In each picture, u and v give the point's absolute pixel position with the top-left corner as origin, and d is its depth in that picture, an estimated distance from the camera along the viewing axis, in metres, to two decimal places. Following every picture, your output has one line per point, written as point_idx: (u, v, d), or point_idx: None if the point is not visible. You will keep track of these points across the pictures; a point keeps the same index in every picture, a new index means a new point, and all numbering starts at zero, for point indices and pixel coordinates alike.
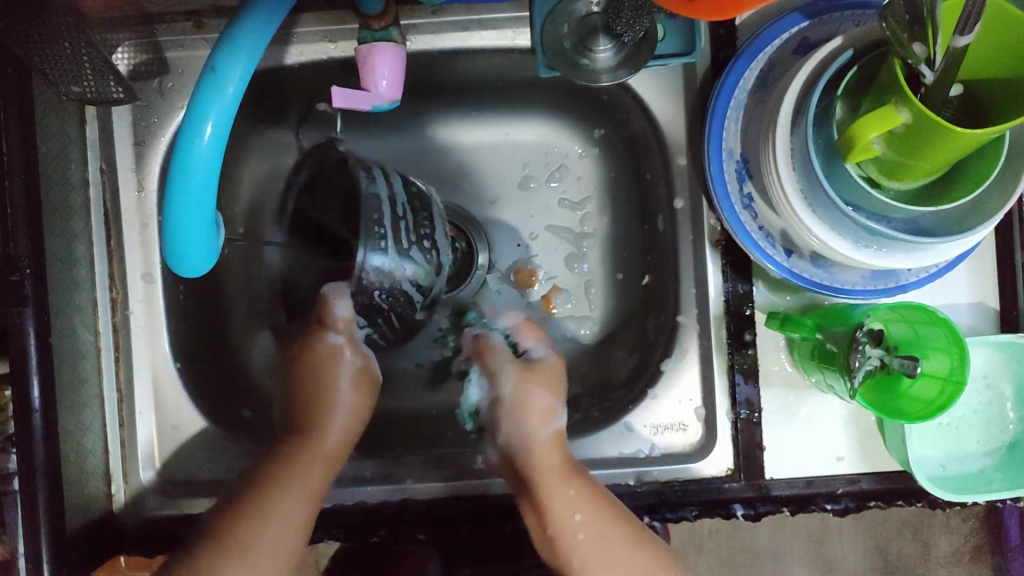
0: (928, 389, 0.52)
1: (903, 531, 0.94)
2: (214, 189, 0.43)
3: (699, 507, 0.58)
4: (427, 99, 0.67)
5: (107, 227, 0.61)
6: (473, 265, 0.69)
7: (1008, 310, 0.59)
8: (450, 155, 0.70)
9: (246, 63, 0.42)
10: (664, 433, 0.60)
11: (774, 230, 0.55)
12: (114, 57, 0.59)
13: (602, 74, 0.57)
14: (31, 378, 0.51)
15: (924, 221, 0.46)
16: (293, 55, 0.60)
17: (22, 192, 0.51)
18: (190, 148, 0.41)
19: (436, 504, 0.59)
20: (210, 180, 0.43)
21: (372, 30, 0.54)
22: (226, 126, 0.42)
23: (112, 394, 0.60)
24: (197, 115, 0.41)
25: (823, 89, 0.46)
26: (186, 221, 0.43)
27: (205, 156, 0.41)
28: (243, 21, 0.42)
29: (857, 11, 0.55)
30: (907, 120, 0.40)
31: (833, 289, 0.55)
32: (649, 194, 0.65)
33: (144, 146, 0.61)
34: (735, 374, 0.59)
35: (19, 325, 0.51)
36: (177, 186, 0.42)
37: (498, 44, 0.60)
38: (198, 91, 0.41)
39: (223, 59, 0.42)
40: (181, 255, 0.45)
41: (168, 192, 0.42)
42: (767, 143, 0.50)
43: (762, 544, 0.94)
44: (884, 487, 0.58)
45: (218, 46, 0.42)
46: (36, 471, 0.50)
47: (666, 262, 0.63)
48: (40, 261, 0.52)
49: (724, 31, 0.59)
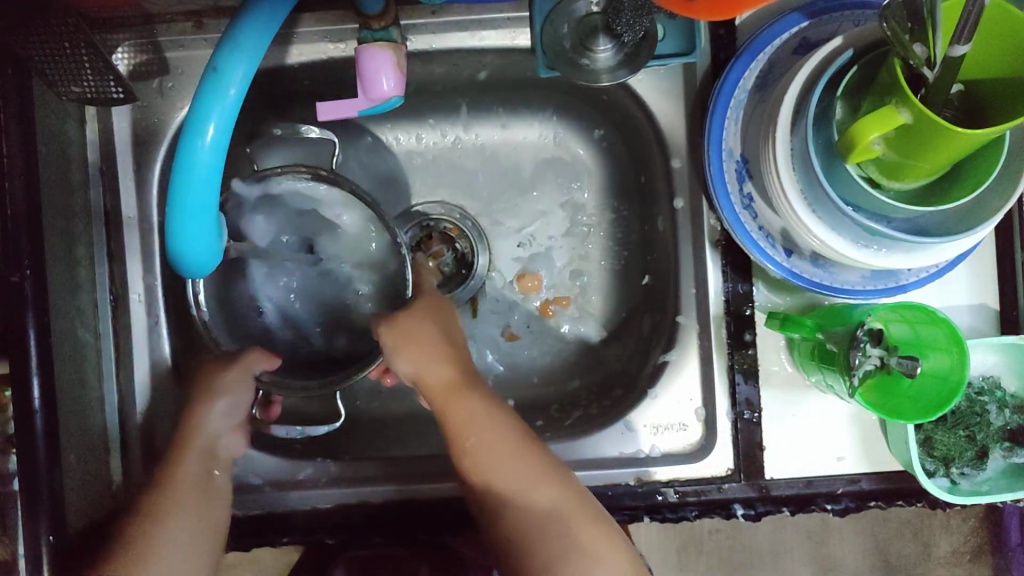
0: (929, 389, 0.52)
1: (903, 531, 0.94)
2: (215, 191, 0.43)
3: (699, 508, 0.59)
4: (426, 99, 0.67)
5: (108, 228, 0.61)
6: (473, 266, 0.70)
7: (1008, 310, 0.59)
8: (451, 155, 0.70)
9: (247, 64, 0.42)
10: (664, 434, 0.60)
11: (774, 230, 0.55)
12: (114, 57, 0.59)
13: (602, 74, 0.57)
14: (31, 379, 0.50)
15: (924, 221, 0.46)
16: (293, 55, 0.60)
17: (21, 192, 0.51)
18: (191, 150, 0.41)
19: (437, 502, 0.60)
20: (212, 182, 0.43)
21: (372, 30, 0.54)
22: (227, 128, 0.42)
23: (112, 394, 0.60)
24: (198, 116, 0.41)
25: (823, 88, 0.46)
26: (188, 220, 0.43)
27: (206, 156, 0.42)
28: (243, 22, 0.42)
29: (857, 11, 0.55)
30: (907, 120, 0.40)
31: (833, 289, 0.55)
32: (649, 195, 0.65)
33: (145, 146, 0.60)
34: (735, 374, 0.59)
35: (20, 327, 0.50)
36: (179, 187, 0.42)
37: (498, 45, 0.60)
38: (199, 91, 0.41)
39: (224, 59, 0.42)
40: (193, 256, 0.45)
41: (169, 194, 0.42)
42: (767, 144, 0.50)
43: (762, 543, 0.94)
44: (884, 487, 0.58)
45: (218, 47, 0.42)
46: (39, 472, 0.50)
47: (667, 262, 0.63)
48: (40, 263, 0.52)
49: (724, 31, 0.59)
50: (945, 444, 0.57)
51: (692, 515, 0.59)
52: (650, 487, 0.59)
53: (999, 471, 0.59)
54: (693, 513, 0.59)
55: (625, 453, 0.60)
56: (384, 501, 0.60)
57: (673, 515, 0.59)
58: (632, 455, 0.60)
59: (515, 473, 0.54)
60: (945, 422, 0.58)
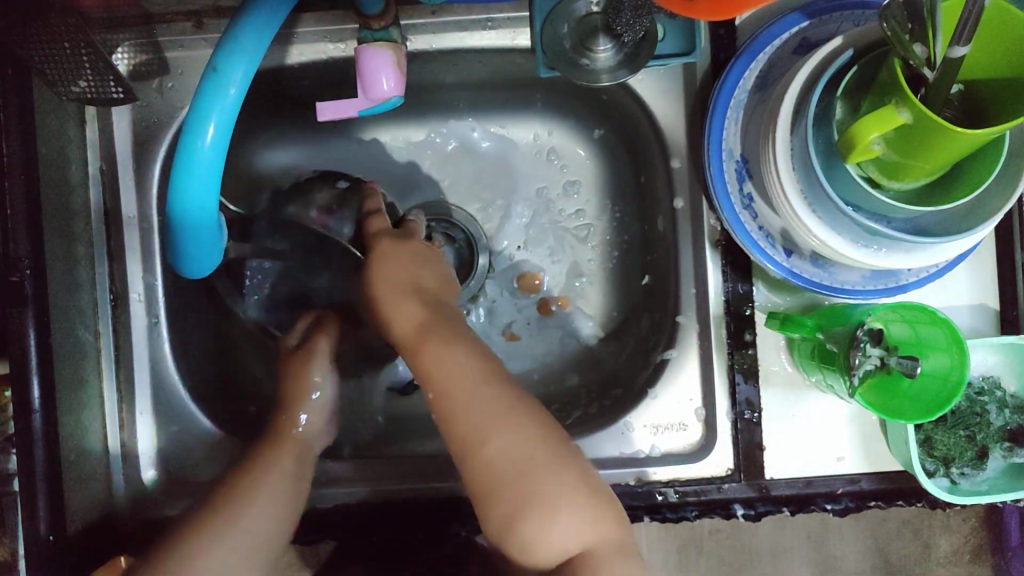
0: (928, 389, 0.52)
1: (903, 531, 0.94)
2: (214, 191, 0.43)
3: (699, 508, 0.58)
4: (425, 98, 0.67)
5: (108, 228, 0.61)
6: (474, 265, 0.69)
7: (1008, 310, 0.59)
8: (449, 155, 0.71)
9: (247, 63, 0.42)
10: (664, 433, 0.60)
11: (774, 230, 0.55)
12: (114, 57, 0.59)
13: (602, 74, 0.57)
14: (31, 378, 0.50)
15: (924, 221, 0.46)
16: (293, 55, 0.60)
17: (21, 192, 0.51)
18: (191, 150, 0.41)
19: (436, 504, 0.60)
20: (213, 182, 0.43)
21: (372, 30, 0.54)
22: (227, 128, 0.42)
23: (112, 394, 0.60)
24: (199, 116, 0.41)
25: (823, 88, 0.46)
26: (190, 221, 0.43)
27: (207, 156, 0.42)
28: (243, 21, 0.42)
29: (857, 11, 0.55)
30: (907, 120, 0.40)
31: (833, 289, 0.55)
32: (650, 195, 0.65)
33: (145, 146, 0.60)
34: (735, 374, 0.59)
35: (20, 326, 0.50)
36: (180, 188, 0.42)
37: (498, 45, 0.60)
38: (200, 91, 0.41)
39: (224, 59, 0.42)
40: (194, 256, 0.46)
41: (170, 195, 0.42)
42: (767, 144, 0.50)
43: (762, 543, 0.94)
44: (884, 487, 0.58)
45: (218, 46, 0.42)
46: (39, 472, 0.50)
47: (667, 262, 0.63)
48: (40, 262, 0.52)
49: (724, 31, 0.59)
50: (945, 444, 0.57)
51: (691, 515, 0.58)
52: (649, 487, 0.59)
53: (999, 471, 0.59)
54: (693, 513, 0.58)
55: (625, 453, 0.60)
56: (385, 501, 0.60)
57: (673, 516, 0.58)
58: (632, 455, 0.60)
59: (489, 408, 0.44)
60: (945, 422, 0.58)
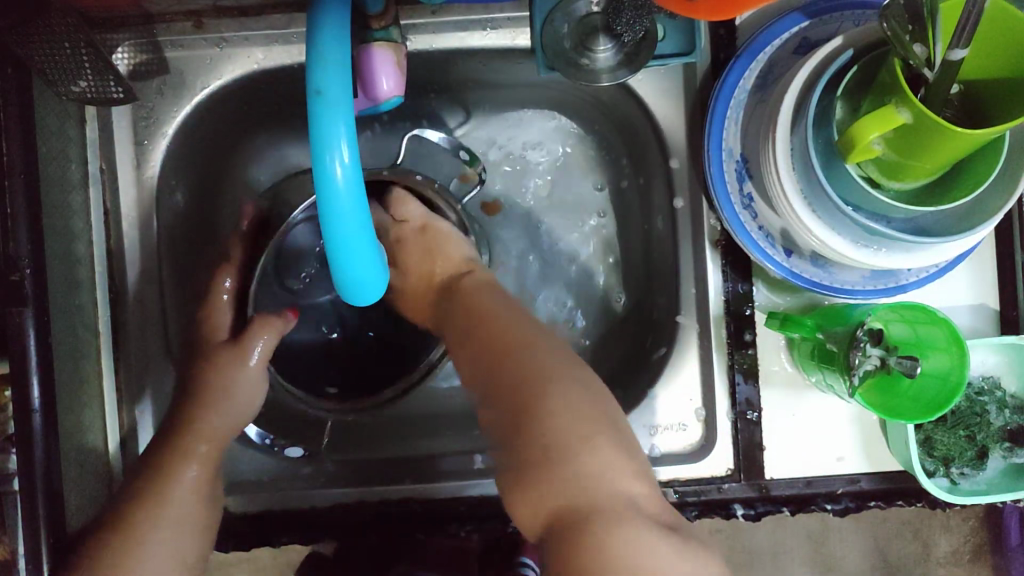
0: (928, 389, 0.51)
1: (903, 531, 0.94)
2: (367, 224, 0.38)
3: (699, 508, 0.59)
4: (427, 99, 0.67)
5: (107, 228, 0.60)
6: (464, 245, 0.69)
7: (1008, 310, 0.59)
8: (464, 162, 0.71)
9: (343, 84, 0.36)
10: (664, 433, 0.60)
11: (774, 230, 0.54)
12: (114, 57, 0.59)
13: (602, 74, 0.57)
14: (31, 379, 0.50)
15: (924, 221, 0.46)
16: (294, 54, 0.60)
17: (22, 192, 0.50)
18: (326, 180, 0.36)
19: (436, 504, 0.60)
20: (363, 214, 0.38)
21: (372, 30, 0.52)
22: (355, 155, 0.36)
23: (111, 394, 0.60)
24: (335, 145, 0.36)
25: (823, 88, 0.46)
26: (347, 255, 0.38)
27: (347, 188, 0.36)
28: (317, 35, 0.36)
29: (857, 11, 0.55)
30: (907, 120, 0.40)
31: (832, 289, 0.55)
32: (649, 194, 0.65)
33: (145, 146, 0.60)
34: (735, 374, 0.59)
35: (19, 326, 0.50)
36: (328, 221, 0.37)
37: (499, 45, 0.60)
38: (310, 113, 0.36)
39: (320, 78, 0.36)
40: (355, 286, 0.40)
41: (323, 227, 0.37)
42: (767, 143, 0.50)
43: (762, 543, 0.94)
44: (884, 487, 0.58)
45: (307, 60, 0.36)
46: (38, 471, 0.50)
47: (666, 262, 0.63)
48: (40, 262, 0.51)
49: (725, 31, 0.59)
50: (945, 444, 0.58)
51: (692, 515, 0.58)
52: None
53: (1001, 471, 0.59)
54: (693, 513, 0.58)
55: None
56: (384, 501, 0.60)
57: None
58: None
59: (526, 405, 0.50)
60: (944, 422, 0.58)
